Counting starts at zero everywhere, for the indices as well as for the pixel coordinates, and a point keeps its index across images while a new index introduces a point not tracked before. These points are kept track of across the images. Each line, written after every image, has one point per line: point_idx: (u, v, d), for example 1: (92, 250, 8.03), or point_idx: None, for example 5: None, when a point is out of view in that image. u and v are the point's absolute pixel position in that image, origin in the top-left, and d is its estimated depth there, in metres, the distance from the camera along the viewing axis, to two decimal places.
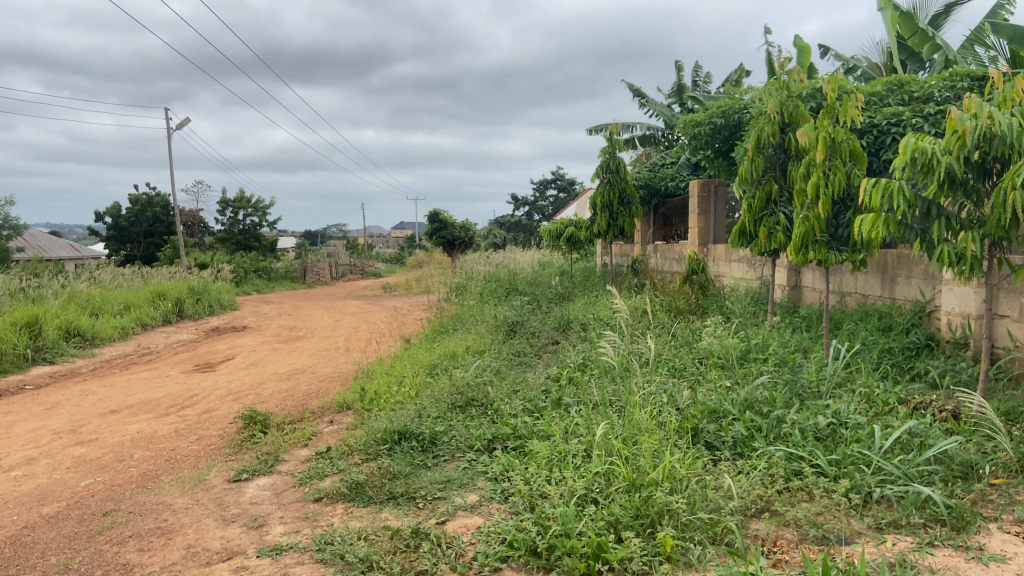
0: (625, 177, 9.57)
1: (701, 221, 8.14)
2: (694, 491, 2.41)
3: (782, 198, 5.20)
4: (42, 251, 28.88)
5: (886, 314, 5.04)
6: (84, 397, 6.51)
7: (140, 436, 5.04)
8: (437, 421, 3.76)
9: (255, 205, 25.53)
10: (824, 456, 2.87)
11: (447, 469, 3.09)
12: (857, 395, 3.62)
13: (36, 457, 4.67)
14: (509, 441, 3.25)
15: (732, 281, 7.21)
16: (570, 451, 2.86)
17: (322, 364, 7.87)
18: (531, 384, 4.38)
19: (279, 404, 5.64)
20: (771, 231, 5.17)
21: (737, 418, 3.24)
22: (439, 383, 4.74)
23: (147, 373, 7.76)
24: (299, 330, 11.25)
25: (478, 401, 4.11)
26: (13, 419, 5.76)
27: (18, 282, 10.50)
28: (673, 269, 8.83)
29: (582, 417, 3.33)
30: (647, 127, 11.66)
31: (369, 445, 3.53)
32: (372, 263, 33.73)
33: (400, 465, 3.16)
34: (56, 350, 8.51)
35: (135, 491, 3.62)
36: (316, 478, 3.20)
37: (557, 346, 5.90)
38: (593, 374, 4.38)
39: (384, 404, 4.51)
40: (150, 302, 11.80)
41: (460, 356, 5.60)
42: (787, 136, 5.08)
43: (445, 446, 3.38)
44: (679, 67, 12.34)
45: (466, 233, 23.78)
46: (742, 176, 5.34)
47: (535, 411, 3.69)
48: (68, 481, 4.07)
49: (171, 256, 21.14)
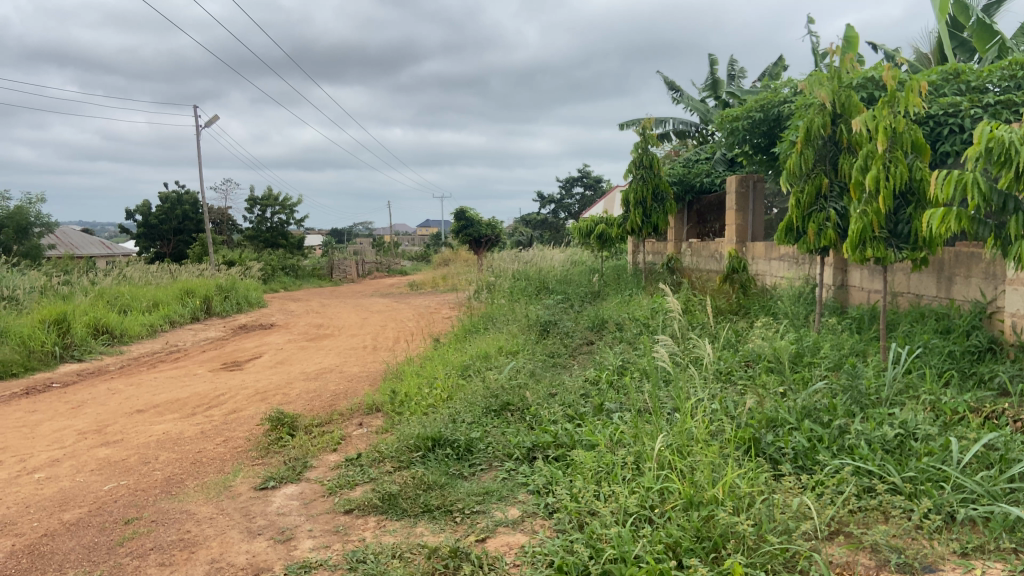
0: (659, 173, 9.32)
1: (739, 219, 7.88)
2: (761, 510, 2.18)
3: (832, 193, 4.93)
4: (75, 249, 29.33)
5: (943, 315, 4.75)
6: (111, 396, 6.44)
7: (166, 437, 4.91)
8: (472, 427, 3.57)
9: (283, 203, 25.63)
10: (897, 472, 2.63)
11: (485, 480, 2.90)
12: (922, 403, 3.37)
13: (60, 458, 4.56)
14: (550, 450, 3.05)
15: (774, 281, 6.94)
16: (620, 463, 2.66)
17: (351, 364, 7.73)
18: (568, 387, 4.17)
19: (306, 405, 5.50)
20: (820, 227, 4.92)
21: (797, 428, 3.01)
22: (472, 386, 4.56)
23: (174, 371, 7.69)
24: (327, 328, 11.17)
25: (513, 405, 3.93)
26: (39, 419, 5.69)
27: (48, 279, 10.52)
28: (709, 267, 8.57)
29: (628, 425, 3.12)
30: (680, 123, 11.40)
31: (402, 451, 3.36)
32: (399, 262, 33.77)
33: (435, 474, 2.97)
34: (84, 347, 8.48)
35: (159, 497, 3.48)
36: (346, 487, 3.03)
37: (592, 347, 5.69)
38: (634, 377, 4.18)
39: (416, 407, 4.34)
40: (178, 299, 11.77)
41: (493, 357, 5.41)
42: (838, 128, 4.83)
43: (482, 454, 3.19)
44: (714, 60, 12.06)
45: (493, 232, 23.66)
46: (789, 170, 5.09)
47: (576, 417, 3.48)
48: (91, 485, 3.95)
49: (200, 254, 21.24)
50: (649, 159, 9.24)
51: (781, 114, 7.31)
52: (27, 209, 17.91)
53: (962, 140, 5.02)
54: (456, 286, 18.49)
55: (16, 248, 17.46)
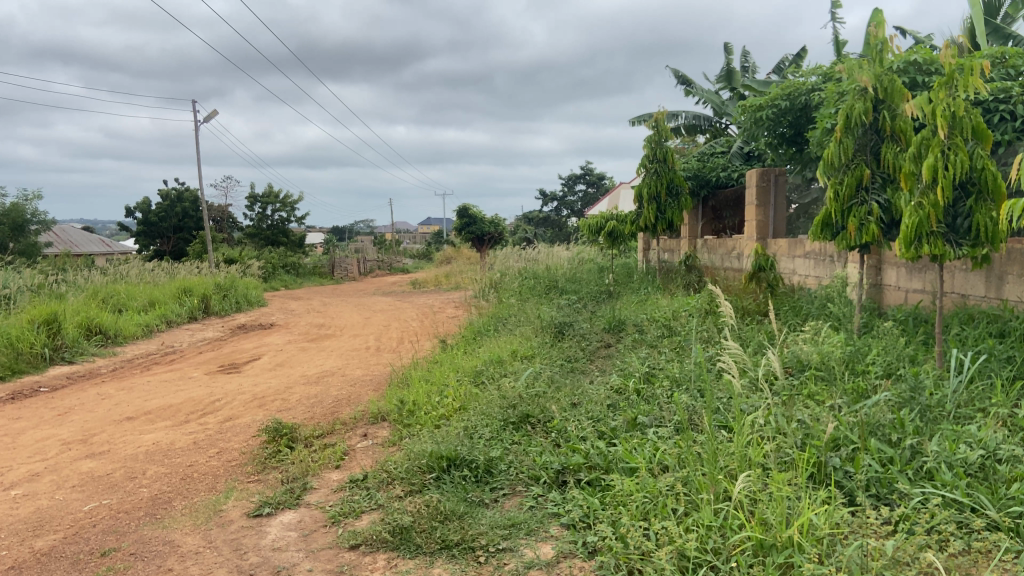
0: (673, 167, 8.95)
1: (760, 214, 7.49)
2: (851, 557, 1.83)
3: (874, 185, 4.57)
4: (74, 247, 29.14)
5: (997, 316, 4.37)
6: (100, 401, 6.08)
7: (155, 448, 4.56)
8: (490, 444, 3.22)
9: (284, 200, 25.30)
10: (992, 504, 2.26)
11: (508, 510, 2.53)
12: (996, 418, 2.99)
13: (40, 472, 4.20)
14: (582, 472, 2.69)
15: (802, 280, 6.58)
16: (669, 493, 2.30)
17: (353, 366, 7.37)
18: (592, 397, 3.82)
19: (307, 413, 5.14)
20: (861, 222, 4.55)
21: (862, 449, 2.65)
22: (486, 394, 4.20)
23: (169, 374, 7.33)
24: (328, 328, 10.81)
25: (534, 417, 3.58)
26: (21, 427, 5.32)
27: (40, 277, 10.16)
28: (728, 265, 8.19)
29: (671, 445, 2.76)
30: (693, 116, 11.08)
31: (412, 472, 2.98)
32: (401, 259, 33.47)
33: (452, 502, 2.59)
34: (76, 349, 8.12)
35: (142, 522, 3.11)
36: (351, 517, 2.66)
37: (611, 350, 5.32)
38: (664, 386, 3.83)
39: (425, 418, 3.99)
40: (175, 299, 11.40)
41: (508, 362, 5.04)
42: (881, 115, 4.48)
43: (505, 477, 2.83)
44: (728, 51, 11.75)
45: (496, 229, 23.29)
46: (827, 161, 4.73)
47: (607, 433, 3.11)
48: (70, 505, 3.58)
49: (200, 251, 20.91)
50: (664, 153, 8.88)
51: (808, 102, 7.04)
52: (24, 206, 17.60)
53: (1015, 127, 4.67)
54: (459, 285, 18.13)
55: (13, 245, 17.15)
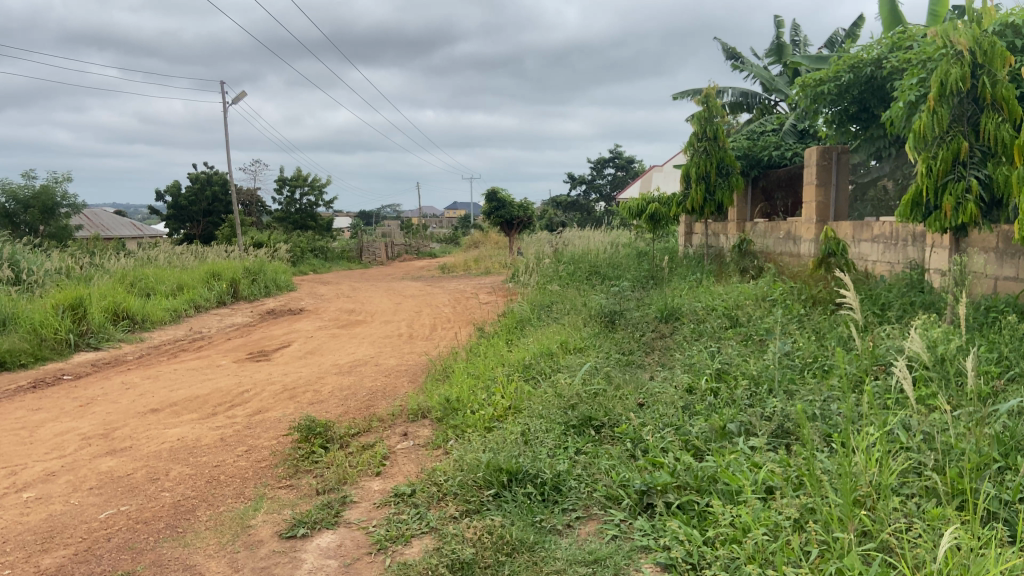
0: (723, 145, 8.43)
1: (821, 195, 6.91)
2: None
3: (972, 159, 4.05)
4: (105, 231, 29.28)
5: None
6: (124, 391, 5.78)
7: (180, 445, 4.24)
8: (556, 454, 2.80)
9: (313, 183, 25.07)
10: None
11: (586, 540, 2.12)
12: None
13: (56, 472, 3.88)
14: (672, 494, 2.27)
15: (872, 267, 6.05)
16: (794, 531, 1.89)
17: (387, 355, 7.02)
18: (661, 396, 3.42)
19: (340, 406, 4.79)
20: (958, 202, 4.04)
21: (1012, 469, 2.18)
22: (540, 391, 3.80)
23: (196, 362, 7.03)
24: (358, 313, 10.48)
25: (598, 421, 3.19)
26: (42, 419, 5.03)
27: (68, 261, 9.94)
28: (786, 250, 7.64)
29: (775, 464, 2.34)
30: (741, 92, 10.55)
31: (468, 487, 2.59)
32: (428, 243, 33.02)
33: (519, 529, 2.19)
34: (102, 334, 7.86)
35: (162, 537, 2.76)
36: (399, 543, 2.28)
37: (668, 341, 4.90)
38: (743, 386, 3.40)
39: (472, 420, 3.60)
40: (204, 283, 11.12)
41: (559, 355, 4.63)
42: (981, 81, 3.95)
43: (575, 496, 2.44)
44: (778, 24, 11.19)
45: (525, 212, 22.73)
46: (917, 133, 4.20)
47: (691, 447, 2.70)
48: (85, 511, 3.25)
49: (229, 235, 20.77)
50: (713, 130, 8.36)
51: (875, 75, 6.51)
52: (55, 188, 17.49)
53: None
54: (489, 270, 17.68)
55: (43, 229, 17.12)
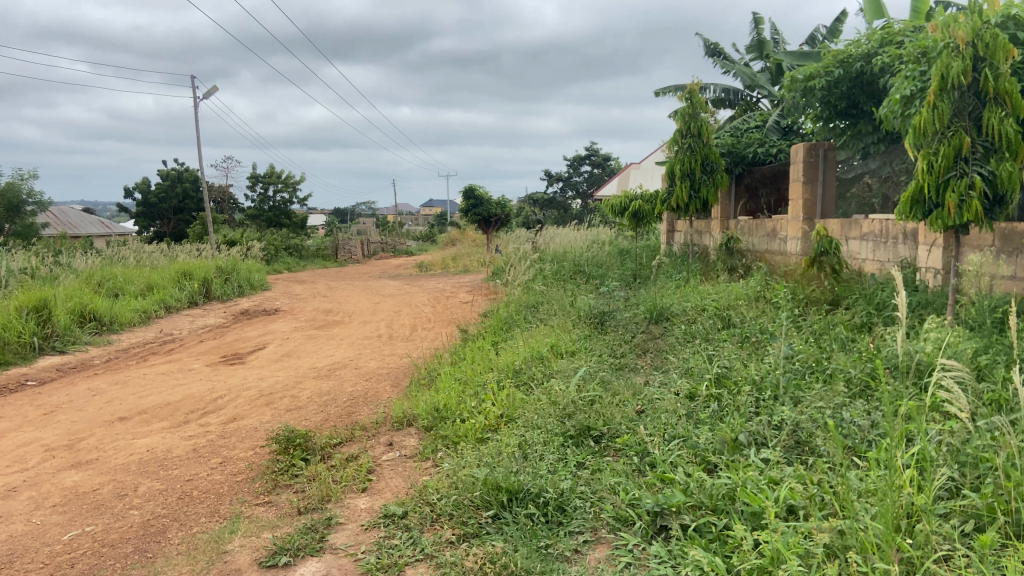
0: (708, 141, 8.29)
1: (807, 192, 6.81)
2: None
3: (974, 155, 3.90)
4: (72, 229, 28.60)
5: None
6: (91, 398, 5.49)
7: (150, 456, 3.99)
8: (556, 470, 2.63)
9: (287, 180, 24.67)
10: None
11: (599, 569, 1.95)
12: None
13: (17, 488, 3.61)
14: (687, 516, 2.10)
15: (863, 266, 5.94)
16: (827, 561, 1.73)
17: (367, 357, 6.80)
18: (661, 403, 3.26)
19: (321, 413, 4.57)
20: (960, 199, 3.90)
21: None
22: (533, 398, 3.62)
23: (167, 366, 6.75)
24: (336, 313, 10.25)
25: (597, 431, 3.02)
26: (2, 429, 4.75)
27: (32, 260, 9.56)
28: (772, 248, 7.54)
29: (795, 480, 2.18)
30: (723, 89, 10.47)
31: (465, 508, 2.42)
32: (405, 241, 32.69)
33: (524, 556, 2.02)
34: (67, 338, 7.54)
35: (129, 564, 2.54)
36: (392, 573, 2.09)
37: (661, 343, 4.75)
38: (747, 392, 3.24)
39: (462, 431, 3.41)
40: (175, 283, 10.78)
41: (549, 359, 4.46)
42: (982, 75, 3.81)
43: (582, 517, 2.26)
44: (758, 21, 11.14)
45: (503, 211, 22.53)
46: (916, 129, 4.05)
47: (699, 461, 2.54)
48: (48, 532, 3.00)
49: (200, 233, 20.34)
50: (698, 126, 8.22)
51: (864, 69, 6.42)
52: (20, 185, 16.97)
53: None
54: (467, 268, 17.47)
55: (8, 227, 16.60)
